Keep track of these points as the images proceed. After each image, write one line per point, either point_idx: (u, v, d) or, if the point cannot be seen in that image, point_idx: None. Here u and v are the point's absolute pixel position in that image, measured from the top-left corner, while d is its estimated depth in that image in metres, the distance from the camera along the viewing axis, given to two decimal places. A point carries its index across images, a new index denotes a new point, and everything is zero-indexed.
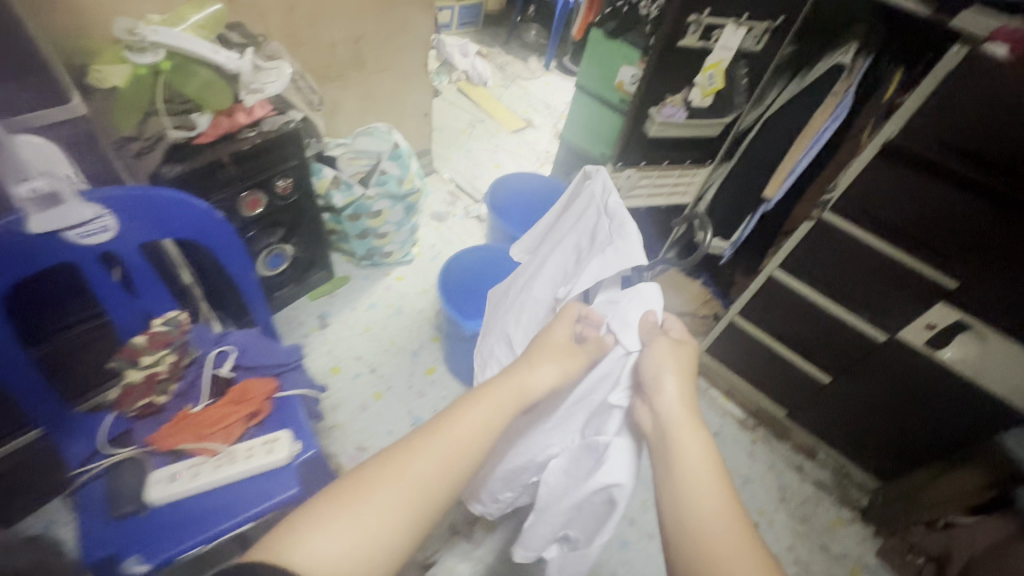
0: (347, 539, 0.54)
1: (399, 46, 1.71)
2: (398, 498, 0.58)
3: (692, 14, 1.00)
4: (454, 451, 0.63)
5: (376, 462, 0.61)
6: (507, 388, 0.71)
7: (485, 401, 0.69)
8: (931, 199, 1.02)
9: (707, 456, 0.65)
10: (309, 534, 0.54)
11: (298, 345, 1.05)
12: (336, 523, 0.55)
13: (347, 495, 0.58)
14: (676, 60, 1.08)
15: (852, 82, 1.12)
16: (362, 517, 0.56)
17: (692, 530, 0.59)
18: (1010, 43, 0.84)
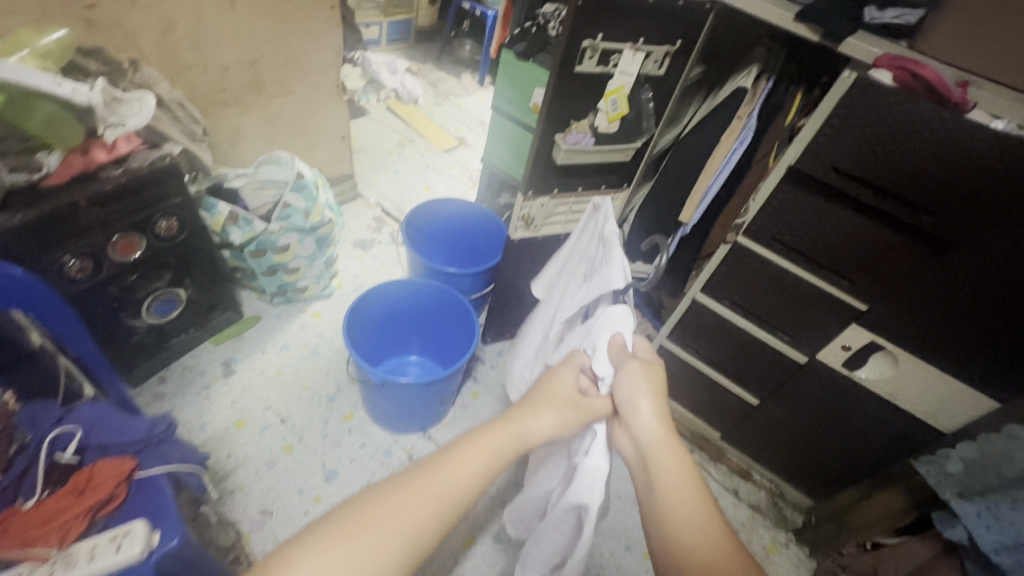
0: None
1: (305, 67, 1.60)
2: (388, 539, 0.56)
3: (585, 39, 0.94)
4: (449, 491, 0.62)
5: (369, 501, 0.59)
6: (507, 433, 0.69)
7: (483, 442, 0.67)
8: (837, 224, 1.01)
9: (690, 475, 0.65)
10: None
11: (164, 417, 0.94)
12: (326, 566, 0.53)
13: (337, 531, 0.56)
14: (577, 86, 1.03)
15: (755, 106, 1.10)
16: (354, 555, 0.54)
17: (677, 549, 0.59)
18: (893, 69, 0.83)
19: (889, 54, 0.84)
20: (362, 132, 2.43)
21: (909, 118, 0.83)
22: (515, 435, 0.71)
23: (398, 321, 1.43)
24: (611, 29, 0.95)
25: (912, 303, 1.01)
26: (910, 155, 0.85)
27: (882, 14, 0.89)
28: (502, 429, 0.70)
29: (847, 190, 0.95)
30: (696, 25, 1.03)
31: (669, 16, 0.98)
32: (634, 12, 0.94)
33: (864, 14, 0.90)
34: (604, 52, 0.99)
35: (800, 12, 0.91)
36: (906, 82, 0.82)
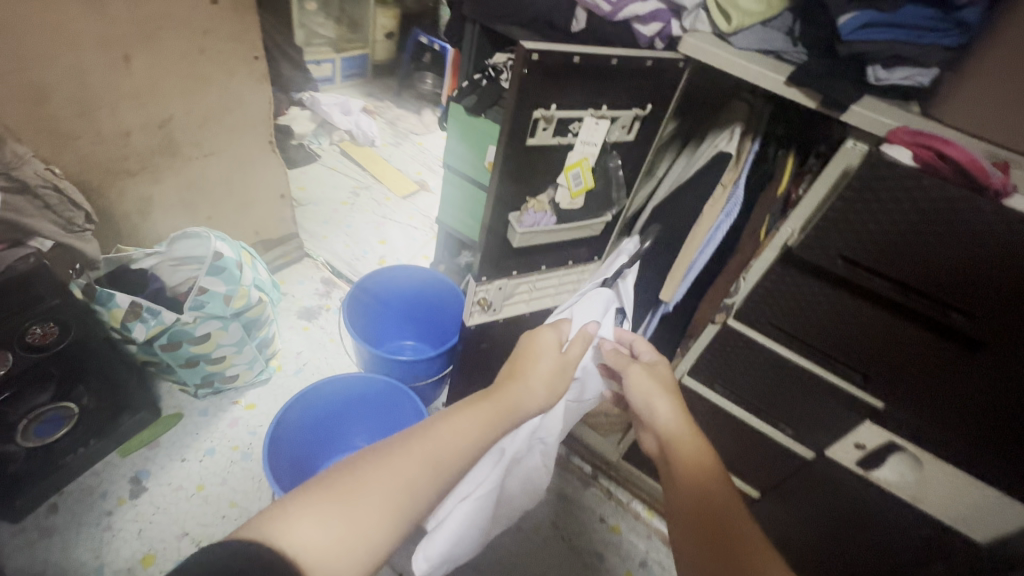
0: (327, 530, 0.57)
1: (228, 125, 1.40)
2: (383, 494, 0.61)
3: (536, 109, 0.77)
4: (443, 453, 0.70)
5: (372, 458, 0.65)
6: (498, 405, 0.81)
7: (476, 412, 0.78)
8: (846, 313, 0.85)
9: (704, 450, 0.77)
10: (299, 520, 0.56)
11: None
12: (325, 515, 0.57)
13: (340, 488, 0.61)
14: (531, 160, 0.85)
15: (740, 172, 0.95)
16: (353, 509, 0.59)
17: (701, 491, 0.71)
18: (913, 146, 0.68)
19: (907, 127, 0.70)
20: (312, 180, 2.22)
21: (937, 204, 0.67)
22: (507, 404, 0.82)
23: (336, 416, 1.22)
24: (566, 96, 0.78)
25: (942, 408, 0.84)
26: (931, 247, 0.70)
27: (889, 75, 0.73)
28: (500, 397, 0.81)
29: (855, 282, 0.79)
30: (668, 86, 0.87)
31: (635, 78, 0.82)
32: (594, 76, 0.78)
33: (867, 75, 0.74)
34: (559, 122, 0.82)
35: (791, 74, 0.75)
36: (931, 165, 0.67)
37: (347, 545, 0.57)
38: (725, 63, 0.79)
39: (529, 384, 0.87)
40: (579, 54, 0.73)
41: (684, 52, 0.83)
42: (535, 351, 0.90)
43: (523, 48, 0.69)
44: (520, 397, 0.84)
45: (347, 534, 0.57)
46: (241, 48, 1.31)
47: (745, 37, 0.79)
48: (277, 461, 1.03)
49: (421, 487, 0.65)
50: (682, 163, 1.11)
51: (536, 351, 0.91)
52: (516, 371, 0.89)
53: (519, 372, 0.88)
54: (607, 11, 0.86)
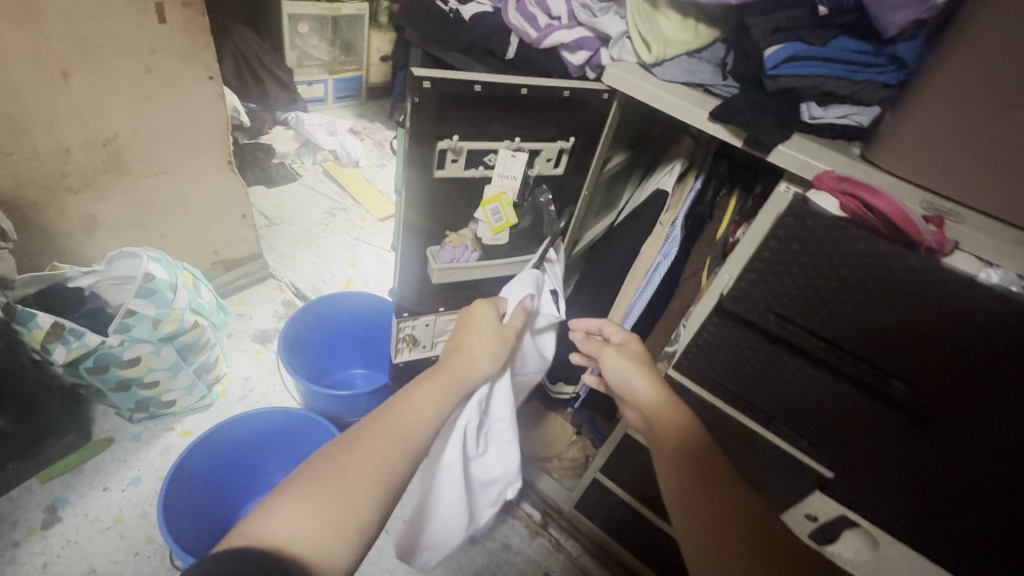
0: (316, 520, 0.50)
1: (181, 143, 1.38)
2: (367, 477, 0.55)
3: (440, 139, 0.72)
4: (412, 429, 0.62)
5: (343, 444, 0.58)
6: (449, 373, 0.72)
7: (430, 385, 0.68)
8: (785, 373, 0.75)
9: (683, 418, 0.72)
10: (279, 515, 0.50)
11: None
12: (316, 505, 0.51)
13: (316, 478, 0.54)
14: (446, 193, 0.80)
15: (677, 210, 0.88)
16: (341, 497, 0.53)
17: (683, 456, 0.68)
18: (840, 195, 0.60)
19: (836, 171, 0.62)
20: (290, 199, 2.20)
21: (872, 259, 0.58)
22: (458, 374, 0.72)
23: (254, 450, 1.15)
24: (472, 126, 0.73)
25: (899, 485, 0.73)
26: (868, 306, 0.61)
27: (825, 113, 0.66)
28: (446, 366, 0.72)
29: (793, 342, 0.70)
30: (594, 118, 0.81)
31: (552, 108, 0.76)
32: (503, 105, 0.72)
33: (801, 113, 0.67)
34: (470, 154, 0.77)
35: (713, 108, 0.69)
36: (858, 215, 0.59)
37: (343, 535, 0.51)
38: (647, 96, 0.73)
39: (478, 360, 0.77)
40: (479, 82, 0.67)
41: (607, 82, 0.77)
42: (481, 318, 0.78)
43: (413, 74, 0.64)
44: (468, 367, 0.74)
45: (340, 522, 0.51)
46: (191, 67, 1.29)
47: (668, 69, 0.73)
48: (174, 504, 0.96)
49: (399, 465, 0.59)
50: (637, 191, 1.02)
51: (476, 325, 0.79)
52: (462, 342, 0.78)
53: (460, 344, 0.77)
54: (533, 38, 0.83)
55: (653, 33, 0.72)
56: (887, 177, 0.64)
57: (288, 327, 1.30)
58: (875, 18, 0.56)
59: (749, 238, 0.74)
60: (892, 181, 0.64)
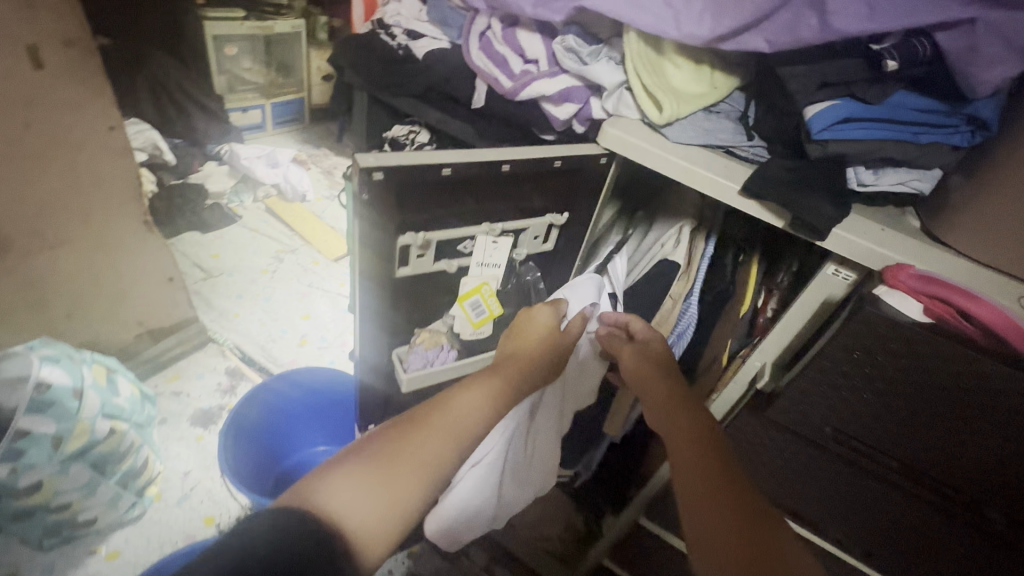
0: (369, 501, 0.45)
1: (82, 206, 1.15)
2: (419, 467, 0.49)
3: (403, 234, 0.55)
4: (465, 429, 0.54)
5: (404, 428, 0.52)
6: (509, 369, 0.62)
7: (482, 385, 0.59)
8: (843, 485, 0.62)
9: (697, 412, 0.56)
10: (338, 488, 0.45)
11: None
12: (372, 489, 0.46)
13: (373, 460, 0.48)
14: (412, 291, 0.63)
15: (690, 284, 0.74)
16: (393, 484, 0.47)
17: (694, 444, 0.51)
18: (926, 299, 0.47)
19: (914, 266, 0.49)
20: (229, 245, 1.94)
21: (977, 382, 0.46)
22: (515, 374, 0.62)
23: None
24: (443, 213, 0.57)
25: None
26: (960, 430, 0.49)
27: (877, 181, 0.54)
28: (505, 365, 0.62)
29: (857, 459, 0.58)
30: (589, 185, 0.66)
31: (539, 181, 0.61)
32: (479, 186, 0.56)
33: (848, 180, 0.54)
34: (441, 244, 0.60)
35: (745, 180, 0.55)
36: (948, 324, 0.47)
37: (388, 523, 0.45)
38: (658, 163, 0.59)
39: (532, 367, 0.66)
40: (449, 163, 0.51)
41: (605, 145, 0.62)
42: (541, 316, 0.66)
43: (360, 162, 0.47)
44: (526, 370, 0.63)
45: (389, 507, 0.46)
46: (88, 120, 1.07)
47: (681, 130, 0.59)
48: None
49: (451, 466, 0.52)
50: (633, 240, 0.86)
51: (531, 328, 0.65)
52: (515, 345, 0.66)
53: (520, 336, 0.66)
54: (507, 88, 0.67)
55: (661, 87, 0.58)
56: (980, 269, 0.50)
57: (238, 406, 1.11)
58: (960, 76, 0.44)
59: (788, 323, 0.62)
60: (987, 275, 0.50)
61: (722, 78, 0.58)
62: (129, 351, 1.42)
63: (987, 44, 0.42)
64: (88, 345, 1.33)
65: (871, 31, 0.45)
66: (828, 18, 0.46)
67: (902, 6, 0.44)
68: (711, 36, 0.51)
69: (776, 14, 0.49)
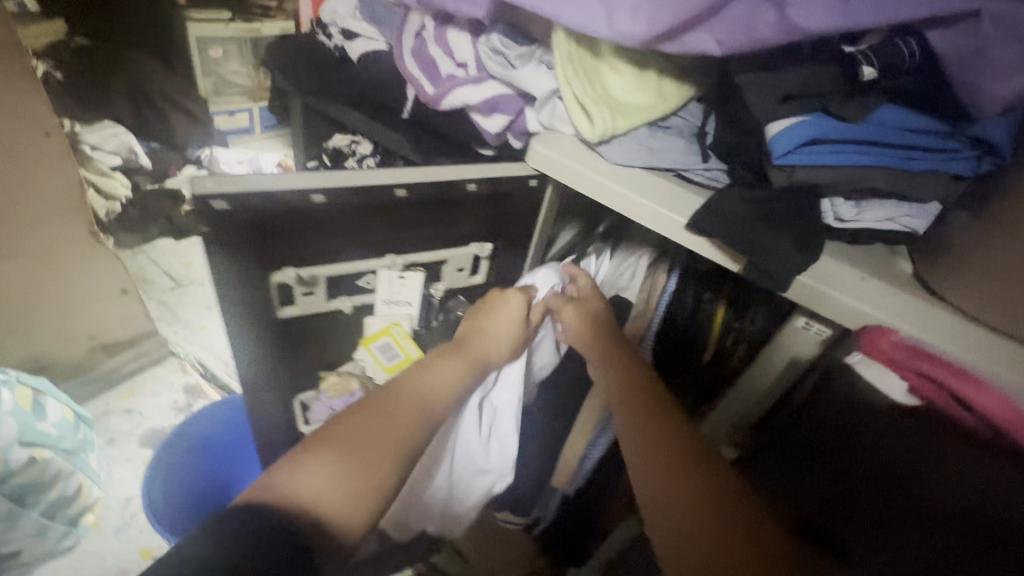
0: (341, 478, 0.38)
1: (16, 216, 1.07)
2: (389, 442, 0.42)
3: (278, 271, 0.46)
4: (434, 400, 0.48)
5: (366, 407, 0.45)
6: (477, 344, 0.55)
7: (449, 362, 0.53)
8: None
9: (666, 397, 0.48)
10: (310, 472, 0.37)
11: None
12: (346, 469, 0.39)
13: (338, 440, 0.41)
14: (306, 332, 0.53)
15: (650, 322, 0.64)
16: (364, 460, 0.40)
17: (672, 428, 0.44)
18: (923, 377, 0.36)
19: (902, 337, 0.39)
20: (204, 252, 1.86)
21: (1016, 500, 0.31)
22: (476, 357, 0.55)
23: None
24: (329, 245, 0.47)
25: None
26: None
27: (859, 217, 0.44)
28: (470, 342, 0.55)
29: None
30: (521, 211, 0.56)
31: (454, 207, 0.51)
32: (370, 216, 0.46)
33: (823, 213, 0.45)
34: (335, 280, 0.51)
35: (692, 214, 0.45)
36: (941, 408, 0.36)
37: (367, 500, 0.38)
38: (594, 187, 0.49)
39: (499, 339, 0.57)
40: (321, 190, 0.41)
41: (534, 164, 0.52)
42: (510, 300, 0.58)
43: (195, 189, 0.37)
44: (491, 350, 0.56)
45: (368, 483, 0.39)
46: (19, 124, 0.99)
47: (620, 149, 0.48)
48: None
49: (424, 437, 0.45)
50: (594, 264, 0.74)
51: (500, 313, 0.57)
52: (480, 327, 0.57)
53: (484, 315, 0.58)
54: (430, 95, 0.58)
55: (595, 95, 0.48)
56: (994, 339, 0.38)
57: (184, 421, 1.02)
58: (964, 87, 0.34)
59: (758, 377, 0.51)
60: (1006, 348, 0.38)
61: (671, 86, 0.48)
62: (81, 366, 1.35)
63: (1002, 47, 0.31)
64: (33, 362, 1.25)
65: (843, 30, 0.34)
66: (789, 12, 0.35)
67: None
68: (647, 36, 0.40)
69: (725, 9, 0.38)
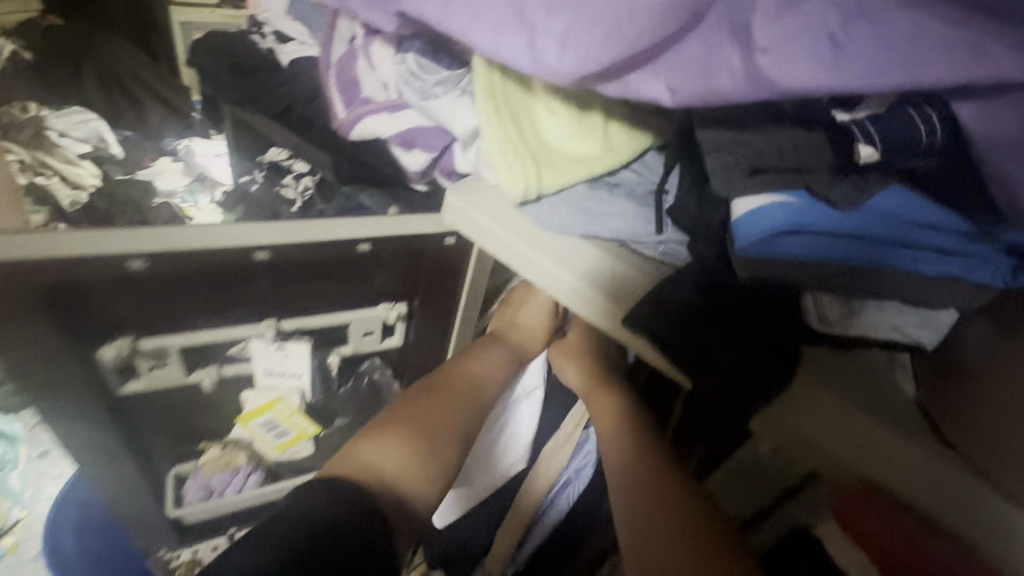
0: (411, 456, 0.45)
1: None
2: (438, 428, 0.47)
3: (107, 344, 0.37)
4: (481, 393, 0.51)
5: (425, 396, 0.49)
6: (517, 337, 0.56)
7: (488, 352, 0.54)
8: None
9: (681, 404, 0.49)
10: (384, 450, 0.44)
11: None
12: (416, 446, 0.45)
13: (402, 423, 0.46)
14: (168, 403, 0.45)
15: None
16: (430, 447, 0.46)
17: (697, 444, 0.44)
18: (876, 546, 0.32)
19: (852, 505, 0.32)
20: None
21: None
22: (513, 348, 0.55)
23: None
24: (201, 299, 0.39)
25: None
26: None
27: (849, 321, 0.33)
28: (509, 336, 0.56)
29: None
30: (442, 266, 0.46)
31: (347, 265, 0.41)
32: (223, 275, 0.37)
33: (804, 312, 0.34)
34: (193, 349, 0.41)
35: (632, 305, 0.36)
36: None
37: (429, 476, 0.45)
38: (517, 258, 0.39)
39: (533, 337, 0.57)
40: (138, 255, 0.33)
41: (448, 221, 0.41)
42: (540, 293, 0.57)
43: None
44: (528, 342, 0.57)
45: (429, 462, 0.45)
46: None
47: (551, 211, 0.38)
48: None
49: (471, 427, 0.49)
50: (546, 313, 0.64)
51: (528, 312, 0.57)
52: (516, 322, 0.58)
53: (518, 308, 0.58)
54: (340, 119, 0.48)
55: (520, 142, 0.37)
56: (983, 495, 0.29)
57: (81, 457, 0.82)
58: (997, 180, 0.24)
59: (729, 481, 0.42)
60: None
61: (621, 133, 0.37)
62: None
63: None
64: None
65: (835, 91, 0.24)
66: (758, 59, 0.25)
67: (887, 48, 0.23)
68: (579, 75, 0.29)
69: (677, 45, 0.27)
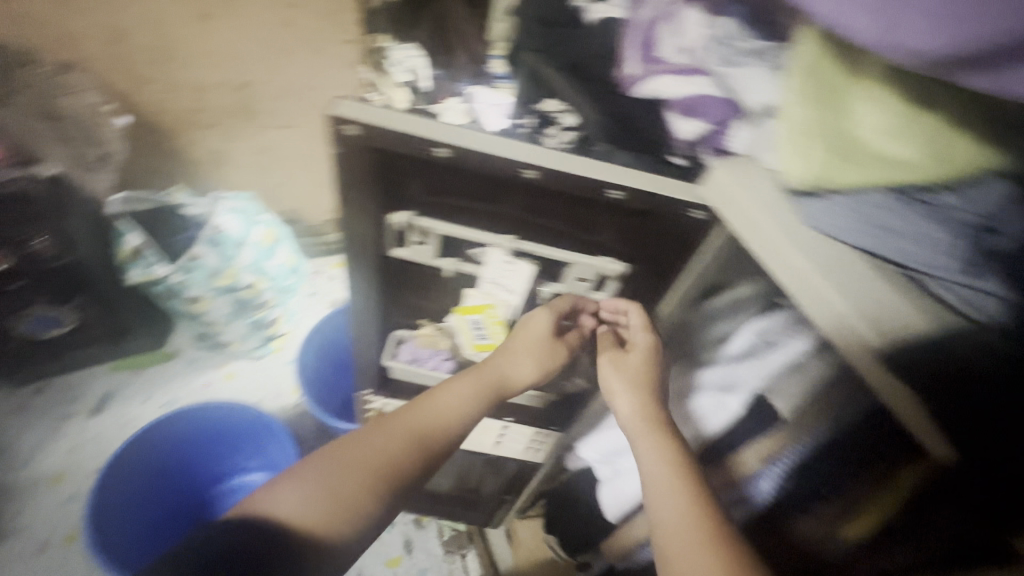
0: (313, 500, 0.44)
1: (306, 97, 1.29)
2: (375, 467, 0.48)
3: (405, 210, 0.46)
4: (428, 427, 0.51)
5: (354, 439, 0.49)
6: (487, 371, 0.55)
7: (460, 380, 0.54)
8: None
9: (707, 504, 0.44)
10: (286, 493, 0.45)
11: None
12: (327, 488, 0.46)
13: (319, 466, 0.47)
14: (416, 275, 0.55)
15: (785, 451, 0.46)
16: (341, 488, 0.46)
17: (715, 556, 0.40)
18: None
19: None
20: None
21: None
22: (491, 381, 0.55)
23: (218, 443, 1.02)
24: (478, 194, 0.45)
25: None
26: None
27: None
28: (482, 373, 0.55)
29: None
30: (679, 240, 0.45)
31: (591, 208, 0.44)
32: (498, 185, 0.43)
33: None
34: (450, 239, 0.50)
35: (898, 335, 0.30)
36: None
37: (335, 516, 0.45)
38: (776, 249, 0.36)
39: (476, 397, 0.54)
40: (445, 145, 0.39)
41: (706, 192, 0.41)
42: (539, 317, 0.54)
43: (339, 110, 0.39)
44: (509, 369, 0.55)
45: (338, 506, 0.45)
46: None
47: (830, 210, 0.34)
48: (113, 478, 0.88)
49: (404, 465, 0.49)
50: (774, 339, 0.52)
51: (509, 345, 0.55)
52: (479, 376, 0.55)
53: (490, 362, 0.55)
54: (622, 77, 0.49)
55: (828, 130, 0.33)
56: None
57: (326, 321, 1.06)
58: None
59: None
60: None
61: (961, 146, 0.31)
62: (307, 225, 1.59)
63: None
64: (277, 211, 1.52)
65: None
66: None
67: None
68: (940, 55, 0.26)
69: None
